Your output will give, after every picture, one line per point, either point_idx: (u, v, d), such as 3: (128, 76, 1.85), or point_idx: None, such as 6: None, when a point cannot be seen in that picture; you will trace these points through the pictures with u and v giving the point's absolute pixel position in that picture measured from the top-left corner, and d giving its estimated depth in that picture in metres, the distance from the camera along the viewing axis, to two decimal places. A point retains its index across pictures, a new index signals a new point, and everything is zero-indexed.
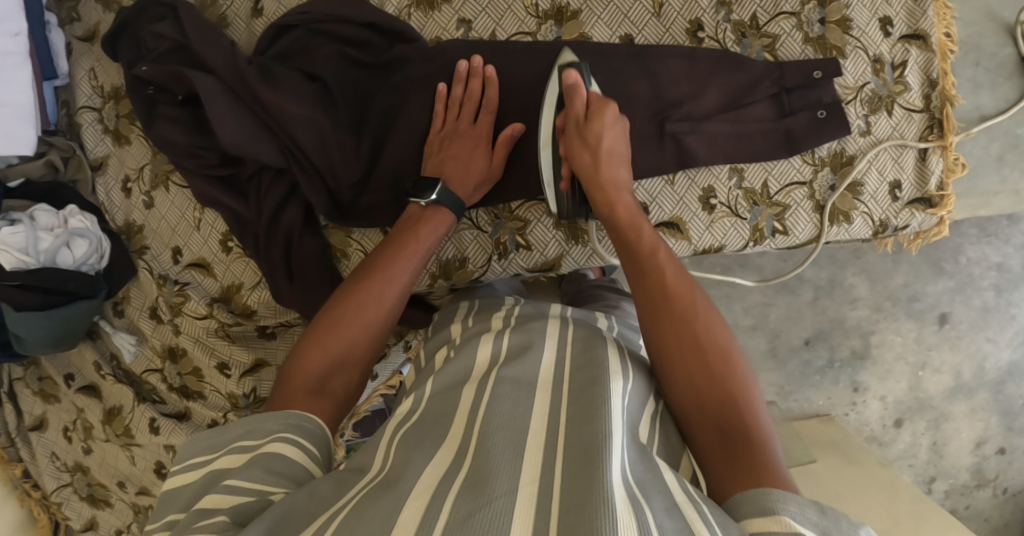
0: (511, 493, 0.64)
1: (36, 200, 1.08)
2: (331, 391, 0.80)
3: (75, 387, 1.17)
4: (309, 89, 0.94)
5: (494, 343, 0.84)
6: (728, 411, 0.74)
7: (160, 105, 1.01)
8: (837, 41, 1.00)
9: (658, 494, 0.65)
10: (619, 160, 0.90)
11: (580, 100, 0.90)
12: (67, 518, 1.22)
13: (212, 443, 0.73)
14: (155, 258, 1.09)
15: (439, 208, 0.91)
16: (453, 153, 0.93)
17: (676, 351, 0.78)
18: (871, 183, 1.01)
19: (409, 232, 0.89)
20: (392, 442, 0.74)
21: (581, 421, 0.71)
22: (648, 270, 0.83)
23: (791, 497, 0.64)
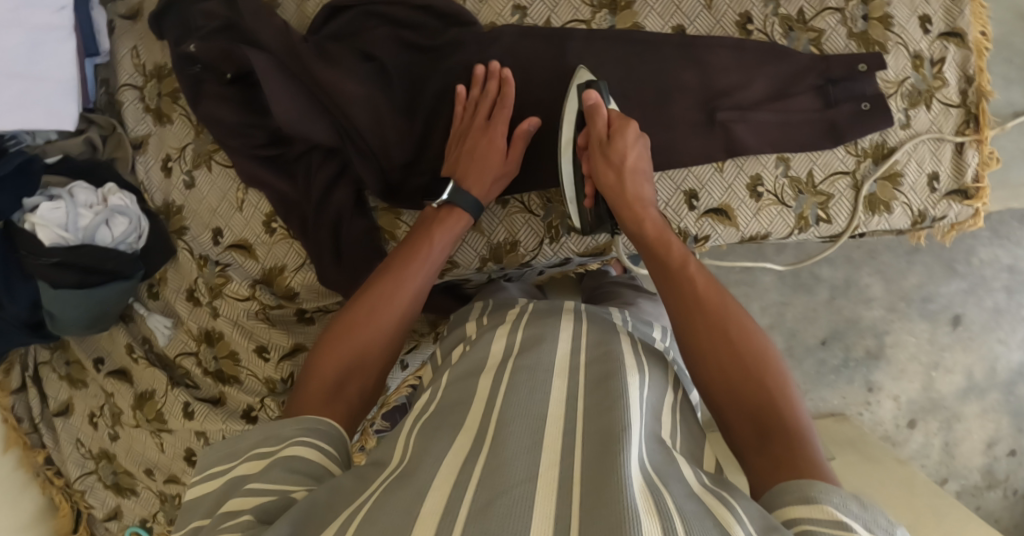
0: (528, 481, 0.64)
1: (74, 177, 1.07)
2: (348, 395, 0.79)
3: (104, 371, 1.14)
4: (362, 71, 0.96)
5: (509, 336, 0.85)
6: (767, 409, 0.73)
7: (207, 83, 1.01)
8: (878, 37, 1.01)
9: (677, 481, 0.67)
10: (644, 175, 0.92)
11: (602, 119, 0.91)
12: (90, 507, 1.20)
13: (230, 452, 0.72)
14: (195, 240, 1.07)
15: (452, 209, 0.92)
16: (466, 152, 0.93)
17: (709, 359, 0.78)
18: (910, 174, 1.03)
19: (422, 236, 0.90)
20: (412, 435, 0.74)
21: (599, 410, 0.72)
22: (679, 280, 0.83)
23: (835, 489, 0.64)
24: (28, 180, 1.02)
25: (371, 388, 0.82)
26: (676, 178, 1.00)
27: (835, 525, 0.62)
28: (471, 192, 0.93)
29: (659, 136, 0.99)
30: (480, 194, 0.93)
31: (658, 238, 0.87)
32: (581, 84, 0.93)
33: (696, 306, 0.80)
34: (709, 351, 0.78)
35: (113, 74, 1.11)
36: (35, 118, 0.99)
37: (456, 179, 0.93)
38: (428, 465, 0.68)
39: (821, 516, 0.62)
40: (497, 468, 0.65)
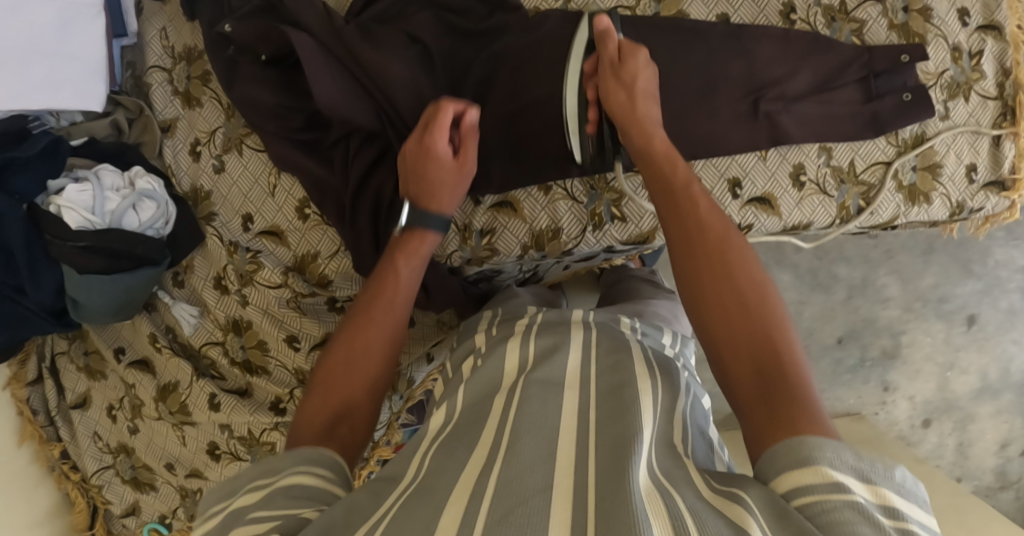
0: (546, 489, 0.62)
1: (100, 160, 1.04)
2: (340, 436, 0.75)
3: (125, 361, 1.11)
4: (405, 51, 0.95)
5: (522, 347, 0.82)
6: (768, 351, 0.70)
7: (241, 65, 0.98)
8: (919, 29, 1.00)
9: (688, 484, 0.63)
10: (653, 100, 0.87)
11: (612, 44, 0.88)
12: (107, 502, 1.16)
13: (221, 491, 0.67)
14: (225, 226, 1.04)
15: (414, 231, 0.88)
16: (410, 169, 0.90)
17: (711, 280, 0.75)
18: (949, 165, 1.02)
19: (388, 266, 0.86)
20: (426, 456, 0.71)
21: (611, 418, 0.70)
22: (683, 203, 0.79)
23: (828, 444, 0.61)
24: (55, 164, 0.99)
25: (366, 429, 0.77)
26: (720, 166, 0.99)
27: (835, 487, 0.59)
28: (431, 210, 0.89)
29: (704, 125, 0.98)
30: (439, 208, 0.90)
31: (664, 159, 0.83)
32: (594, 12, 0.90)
33: (699, 241, 0.77)
34: (710, 282, 0.75)
35: (140, 57, 1.08)
36: (62, 100, 0.97)
37: (411, 200, 0.89)
38: (448, 473, 0.67)
39: (816, 480, 0.59)
40: (511, 482, 0.63)
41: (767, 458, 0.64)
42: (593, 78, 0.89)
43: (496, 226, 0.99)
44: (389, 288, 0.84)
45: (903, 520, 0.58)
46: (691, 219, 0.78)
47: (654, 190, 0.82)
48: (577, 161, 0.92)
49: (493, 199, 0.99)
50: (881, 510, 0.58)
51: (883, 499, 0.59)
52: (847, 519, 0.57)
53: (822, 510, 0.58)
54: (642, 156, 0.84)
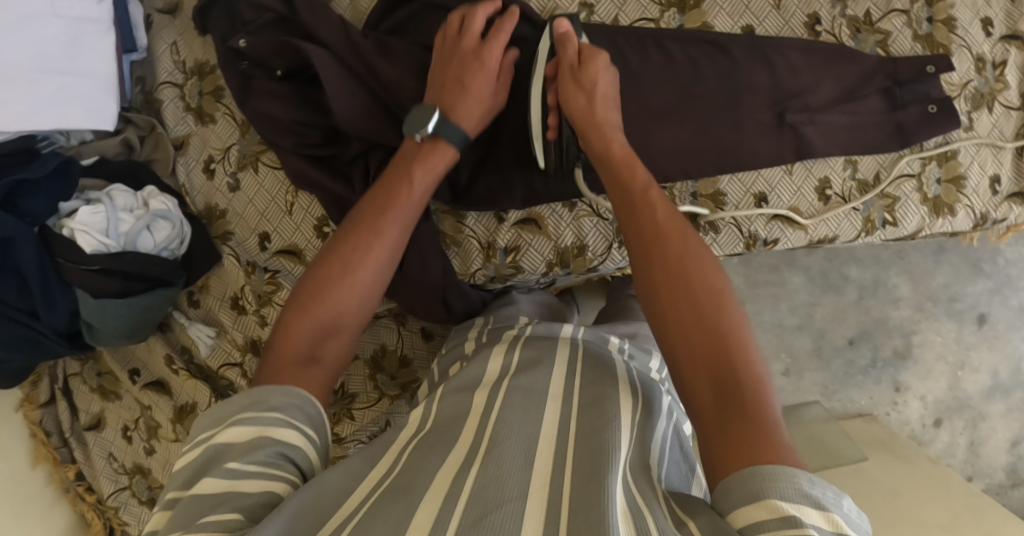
0: (522, 498, 0.65)
1: (112, 179, 1.02)
2: (320, 357, 0.76)
3: (140, 383, 1.10)
4: (420, 64, 0.93)
5: (506, 357, 0.87)
6: (726, 364, 0.70)
7: (256, 80, 0.96)
8: (943, 40, 0.99)
9: (658, 504, 0.67)
10: (613, 106, 0.87)
11: (573, 48, 0.87)
12: (123, 524, 1.13)
13: (213, 419, 0.69)
14: (241, 245, 1.02)
15: (437, 142, 0.86)
16: (450, 78, 0.88)
17: (665, 292, 0.75)
18: (972, 177, 1.01)
19: (401, 174, 0.85)
20: (405, 451, 0.74)
21: (589, 432, 0.74)
22: (642, 211, 0.79)
23: (783, 473, 0.62)
24: (66, 183, 0.96)
25: (347, 353, 0.80)
26: (746, 181, 0.98)
27: (788, 521, 0.59)
28: (458, 120, 0.87)
29: (728, 137, 0.97)
30: (467, 120, 0.87)
31: (623, 162, 0.83)
32: (552, 25, 0.89)
33: (656, 252, 0.76)
34: (667, 292, 0.74)
35: (149, 72, 1.06)
36: (72, 118, 0.95)
37: (445, 106, 0.87)
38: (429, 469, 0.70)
39: (768, 516, 0.60)
40: (493, 482, 0.66)
41: (722, 492, 0.64)
42: (554, 83, 0.88)
43: (521, 243, 0.97)
44: (399, 204, 0.83)
45: None
46: (651, 227, 0.78)
47: (615, 199, 0.82)
48: (540, 166, 0.91)
49: (516, 215, 0.97)
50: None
51: (838, 527, 0.60)
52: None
53: None
54: (604, 165, 0.84)
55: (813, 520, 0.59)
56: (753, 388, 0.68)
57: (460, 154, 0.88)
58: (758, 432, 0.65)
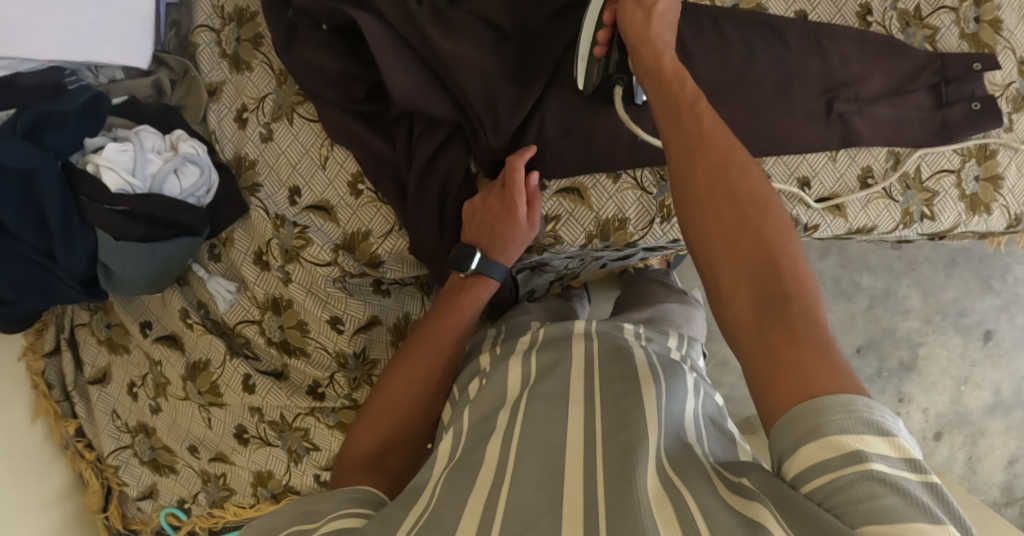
0: (554, 511, 0.64)
1: (141, 121, 0.99)
2: (387, 467, 0.83)
3: (151, 336, 1.06)
4: (478, 39, 0.91)
5: (524, 365, 0.85)
6: (772, 275, 0.67)
7: (301, 29, 0.94)
8: (990, 40, 0.98)
9: (697, 479, 0.66)
10: (668, 24, 0.82)
11: None
12: (122, 484, 1.10)
13: (268, 528, 0.71)
14: (270, 198, 0.98)
15: (478, 277, 0.92)
16: (488, 218, 0.91)
17: (717, 212, 0.70)
18: (1010, 178, 1.00)
19: (448, 306, 0.92)
20: (438, 482, 0.72)
21: (617, 427, 0.73)
22: (686, 118, 0.74)
23: (837, 403, 0.60)
24: (95, 122, 0.93)
25: (408, 466, 0.84)
26: (791, 164, 0.97)
27: (849, 458, 0.58)
28: (498, 260, 0.92)
29: (778, 122, 0.96)
30: (505, 260, 0.93)
31: (672, 74, 0.77)
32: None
33: (705, 149, 0.72)
34: (708, 197, 0.71)
35: (186, 16, 1.03)
36: (108, 53, 0.93)
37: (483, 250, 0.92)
38: (454, 501, 0.68)
39: (831, 454, 0.59)
40: (521, 507, 0.65)
41: (775, 440, 0.63)
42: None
43: (562, 212, 0.96)
44: (447, 329, 0.91)
45: (924, 472, 0.58)
46: (696, 132, 0.73)
47: (657, 104, 0.77)
48: (580, 85, 0.88)
49: (558, 184, 0.95)
50: (903, 467, 0.58)
51: (904, 453, 0.59)
52: (870, 491, 0.57)
53: (848, 493, 0.58)
54: (649, 74, 0.78)
55: (877, 449, 0.58)
56: (800, 298, 0.66)
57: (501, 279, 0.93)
58: (802, 348, 0.64)
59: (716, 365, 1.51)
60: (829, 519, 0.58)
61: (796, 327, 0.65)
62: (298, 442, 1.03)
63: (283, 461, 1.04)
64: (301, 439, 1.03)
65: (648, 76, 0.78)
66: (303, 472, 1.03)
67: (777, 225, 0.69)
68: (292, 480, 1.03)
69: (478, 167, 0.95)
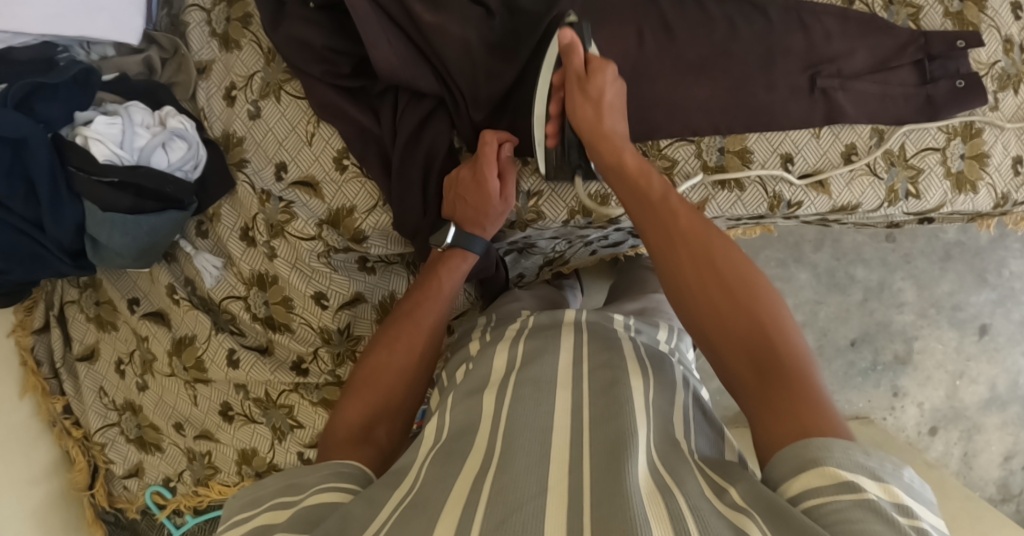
0: (540, 494, 0.63)
1: (130, 97, 0.99)
2: (375, 439, 0.81)
3: (139, 313, 1.07)
4: (464, 14, 0.92)
5: (509, 351, 0.86)
6: (763, 348, 0.71)
7: (289, 5, 0.95)
8: (973, 19, 1.00)
9: (689, 478, 0.66)
10: (620, 114, 0.87)
11: (579, 57, 0.86)
12: (108, 462, 1.11)
13: (249, 499, 0.70)
14: (257, 173, 0.99)
15: (455, 249, 0.93)
16: (461, 195, 0.92)
17: (703, 299, 0.75)
18: (996, 156, 1.00)
19: (429, 278, 0.93)
20: (423, 466, 0.72)
21: (605, 418, 0.72)
22: (661, 213, 0.81)
23: (835, 443, 0.62)
24: (85, 94, 0.94)
25: (396, 437, 0.83)
26: (774, 140, 0.98)
27: (841, 487, 0.59)
28: (474, 234, 0.93)
29: (762, 96, 0.97)
30: (483, 234, 0.94)
31: (637, 171, 0.85)
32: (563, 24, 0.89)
33: (681, 242, 0.79)
34: (697, 283, 0.76)
35: None
36: (100, 27, 0.95)
37: (458, 224, 0.93)
38: (441, 487, 0.68)
39: (824, 482, 0.60)
40: (506, 488, 0.64)
41: (767, 474, 0.65)
42: (560, 91, 0.88)
43: (544, 188, 0.96)
44: (432, 298, 0.91)
45: (916, 519, 0.58)
46: (670, 224, 0.80)
47: (629, 201, 0.85)
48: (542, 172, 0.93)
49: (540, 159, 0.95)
50: (894, 508, 0.58)
51: (896, 497, 0.59)
52: (859, 519, 0.57)
53: (834, 516, 0.58)
54: (615, 173, 0.86)
55: (870, 486, 0.59)
56: (793, 365, 0.69)
57: (479, 255, 0.94)
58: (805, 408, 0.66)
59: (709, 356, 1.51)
60: (810, 528, 0.58)
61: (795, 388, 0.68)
62: (283, 419, 1.03)
63: (266, 438, 1.04)
64: (286, 417, 1.03)
65: (619, 179, 0.85)
66: (287, 449, 1.03)
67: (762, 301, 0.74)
68: (276, 458, 1.03)
69: (460, 140, 0.96)
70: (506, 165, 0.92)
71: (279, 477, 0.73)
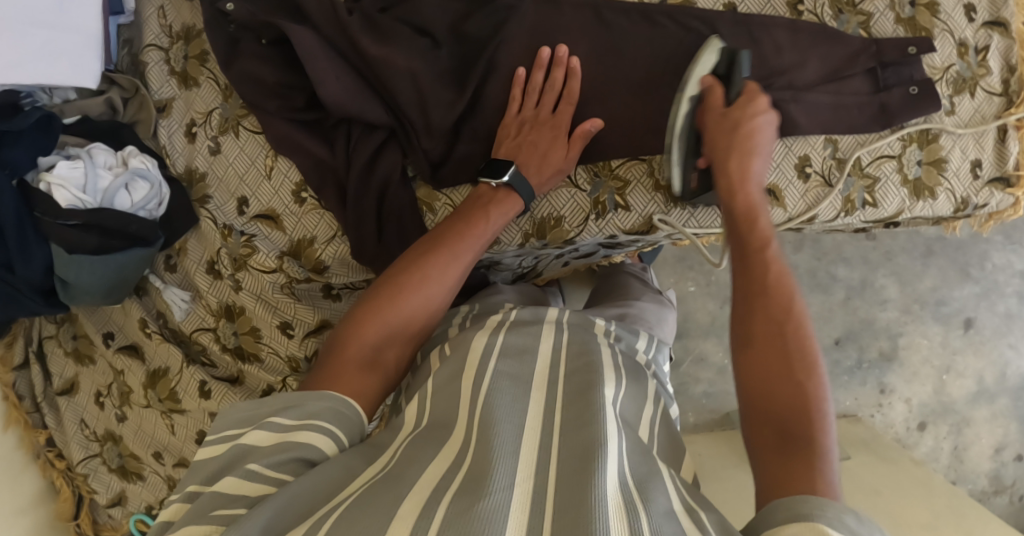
0: (511, 487, 0.64)
1: (94, 137, 1.02)
2: (381, 364, 0.81)
3: (114, 346, 1.10)
4: (411, 44, 0.93)
5: (489, 339, 0.83)
6: (796, 415, 0.70)
7: (243, 42, 0.96)
8: (926, 24, 0.99)
9: (658, 495, 0.64)
10: (757, 152, 0.88)
11: (718, 100, 0.89)
12: (92, 492, 1.14)
13: (250, 415, 0.73)
14: (219, 208, 1.02)
15: (510, 192, 0.92)
16: (529, 136, 0.93)
17: (768, 349, 0.75)
18: (954, 161, 1.00)
19: (475, 212, 0.91)
20: (399, 448, 0.72)
21: (577, 426, 0.71)
22: (749, 254, 0.82)
23: (831, 504, 0.62)
24: (48, 138, 0.97)
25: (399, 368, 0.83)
26: None
27: None
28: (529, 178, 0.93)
29: None
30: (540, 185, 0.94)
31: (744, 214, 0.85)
32: (722, 52, 0.90)
33: (758, 289, 0.79)
34: (763, 337, 0.76)
35: (137, 34, 1.06)
36: (59, 72, 0.96)
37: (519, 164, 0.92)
38: (416, 466, 0.69)
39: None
40: (483, 476, 0.65)
41: (758, 519, 0.64)
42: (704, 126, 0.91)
43: None
44: (472, 234, 0.89)
45: None
46: (758, 274, 0.80)
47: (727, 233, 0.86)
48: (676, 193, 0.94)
49: None
50: None
51: None
52: None
53: None
54: (726, 210, 0.87)
55: None
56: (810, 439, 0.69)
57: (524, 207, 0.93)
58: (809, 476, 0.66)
59: (693, 361, 1.51)
60: None
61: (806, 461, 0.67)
62: None
63: None
64: None
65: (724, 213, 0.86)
66: None
67: (811, 365, 0.73)
68: None
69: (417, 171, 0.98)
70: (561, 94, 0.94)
71: (284, 397, 0.74)
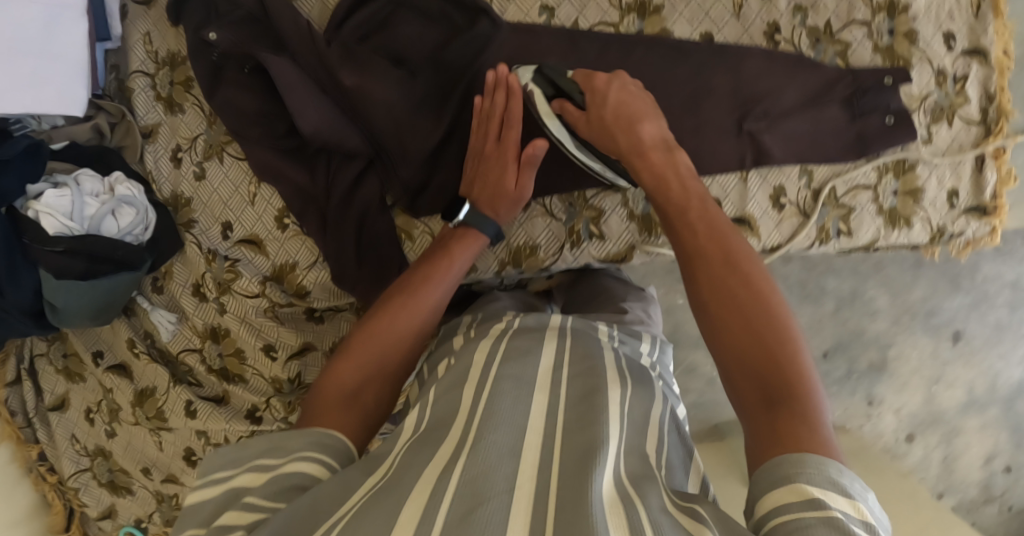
0: (508, 493, 0.61)
1: (82, 163, 1.04)
2: (362, 403, 0.78)
3: (103, 366, 1.12)
4: (389, 74, 0.95)
5: (493, 344, 0.81)
6: (770, 371, 0.67)
7: (227, 70, 0.98)
8: (904, 53, 0.99)
9: (652, 493, 0.63)
10: (669, 147, 0.86)
11: (579, 114, 0.89)
12: (83, 504, 1.19)
13: (233, 458, 0.69)
14: (203, 233, 1.03)
15: (467, 231, 0.92)
16: (483, 170, 0.93)
17: (722, 309, 0.72)
18: (930, 190, 1.01)
19: (442, 252, 0.90)
20: (402, 450, 0.69)
21: (581, 426, 0.69)
22: (693, 222, 0.79)
23: (818, 466, 0.60)
24: (36, 164, 0.99)
25: (382, 411, 0.80)
26: None
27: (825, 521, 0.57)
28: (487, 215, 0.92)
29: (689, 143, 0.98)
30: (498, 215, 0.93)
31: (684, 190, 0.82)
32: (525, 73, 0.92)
33: (704, 253, 0.76)
34: (715, 299, 0.72)
35: (123, 60, 1.07)
36: (47, 100, 0.96)
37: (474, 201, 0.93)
38: (411, 473, 0.65)
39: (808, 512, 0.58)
40: (479, 480, 0.62)
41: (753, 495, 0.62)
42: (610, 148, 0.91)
43: None
44: (441, 271, 0.88)
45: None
46: (700, 238, 0.77)
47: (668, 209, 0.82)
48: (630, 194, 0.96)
49: None
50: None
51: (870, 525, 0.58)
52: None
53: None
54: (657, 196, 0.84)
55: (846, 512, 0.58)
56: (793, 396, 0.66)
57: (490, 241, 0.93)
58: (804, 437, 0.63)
59: (683, 372, 1.49)
60: None
61: (797, 422, 0.64)
62: None
63: None
64: None
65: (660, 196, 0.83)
66: None
67: (773, 311, 0.70)
68: None
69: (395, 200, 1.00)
70: (506, 117, 0.91)
71: (266, 439, 0.70)
